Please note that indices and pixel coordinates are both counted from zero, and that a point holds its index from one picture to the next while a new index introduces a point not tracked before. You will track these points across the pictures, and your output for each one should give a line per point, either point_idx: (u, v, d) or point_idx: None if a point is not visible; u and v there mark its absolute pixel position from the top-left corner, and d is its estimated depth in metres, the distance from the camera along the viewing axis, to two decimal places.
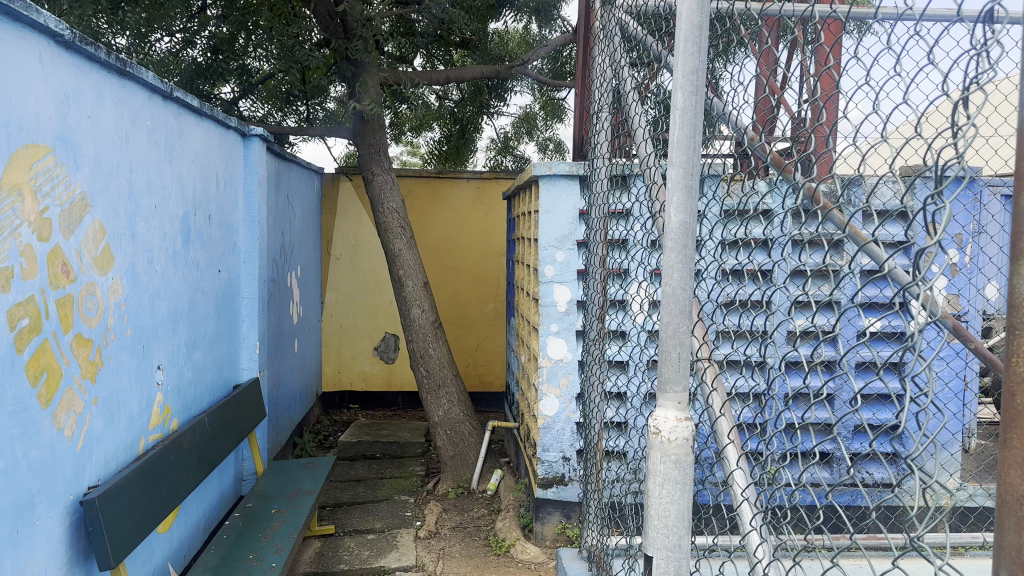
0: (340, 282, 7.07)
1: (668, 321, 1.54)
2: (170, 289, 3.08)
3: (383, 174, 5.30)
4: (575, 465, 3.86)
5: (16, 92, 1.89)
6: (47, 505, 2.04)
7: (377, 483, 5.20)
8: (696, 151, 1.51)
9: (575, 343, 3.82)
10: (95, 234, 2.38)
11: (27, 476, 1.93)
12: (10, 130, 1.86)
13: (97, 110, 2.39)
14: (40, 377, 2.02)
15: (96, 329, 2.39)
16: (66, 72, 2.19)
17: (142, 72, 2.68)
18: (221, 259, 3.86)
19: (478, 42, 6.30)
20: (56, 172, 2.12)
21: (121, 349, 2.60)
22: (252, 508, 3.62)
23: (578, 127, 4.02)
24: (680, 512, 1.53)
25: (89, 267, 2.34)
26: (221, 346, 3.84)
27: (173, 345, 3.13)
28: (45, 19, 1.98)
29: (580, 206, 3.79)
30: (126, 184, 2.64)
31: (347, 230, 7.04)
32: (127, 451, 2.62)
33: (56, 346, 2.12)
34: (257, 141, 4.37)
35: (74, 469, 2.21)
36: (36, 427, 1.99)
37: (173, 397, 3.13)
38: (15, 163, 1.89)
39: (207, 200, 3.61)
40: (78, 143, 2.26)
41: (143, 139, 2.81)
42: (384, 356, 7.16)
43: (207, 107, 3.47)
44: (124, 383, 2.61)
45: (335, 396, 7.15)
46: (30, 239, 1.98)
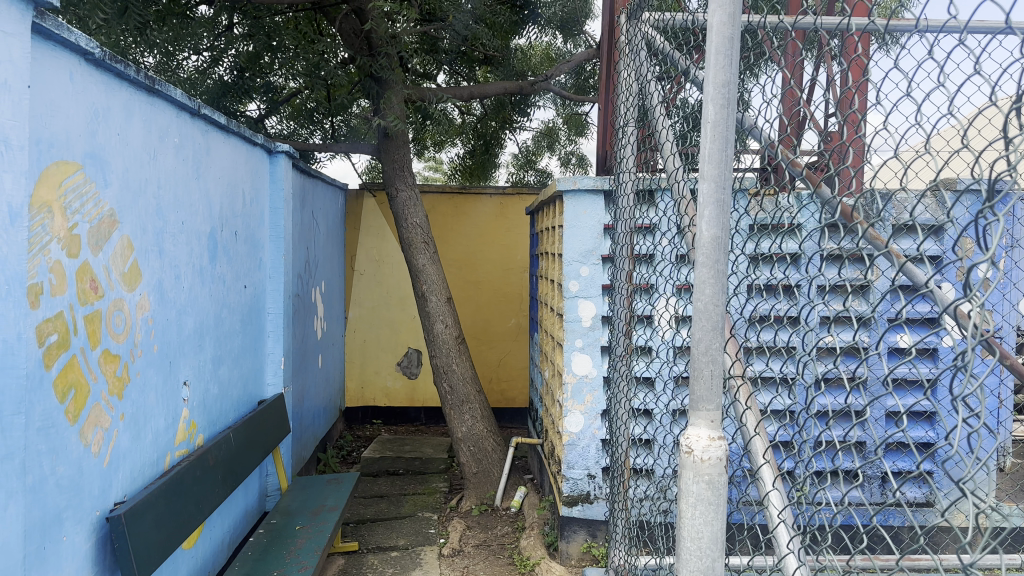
0: (364, 297, 7.09)
1: (701, 337, 1.50)
2: (197, 305, 3.10)
3: (407, 190, 5.31)
4: (600, 483, 3.79)
5: (46, 109, 1.91)
6: (74, 521, 2.03)
7: (400, 500, 5.18)
8: (729, 164, 1.47)
9: (601, 359, 3.78)
10: (123, 251, 2.39)
11: (54, 492, 1.93)
12: (41, 147, 1.88)
13: (126, 128, 2.41)
14: (68, 393, 2.02)
15: (123, 344, 2.39)
16: (97, 90, 2.21)
17: (170, 89, 2.69)
18: (247, 274, 3.88)
19: (501, 58, 6.34)
20: (85, 188, 2.13)
21: (148, 365, 2.60)
22: (276, 524, 3.60)
23: (602, 142, 3.99)
24: (714, 533, 1.48)
25: (117, 283, 2.34)
26: (247, 361, 3.85)
27: (200, 360, 3.13)
28: (76, 37, 1.99)
29: (605, 220, 3.76)
30: (154, 201, 2.65)
31: (371, 246, 7.06)
32: (152, 467, 2.62)
33: (84, 363, 2.12)
34: (284, 158, 4.39)
35: (100, 485, 2.20)
36: (63, 442, 1.99)
37: (199, 412, 3.13)
38: (45, 179, 1.90)
39: (234, 216, 3.64)
40: (107, 160, 2.28)
41: (171, 156, 2.83)
42: (407, 371, 7.15)
43: (234, 124, 3.50)
44: (151, 400, 2.62)
45: (359, 411, 7.15)
46: (60, 255, 1.98)
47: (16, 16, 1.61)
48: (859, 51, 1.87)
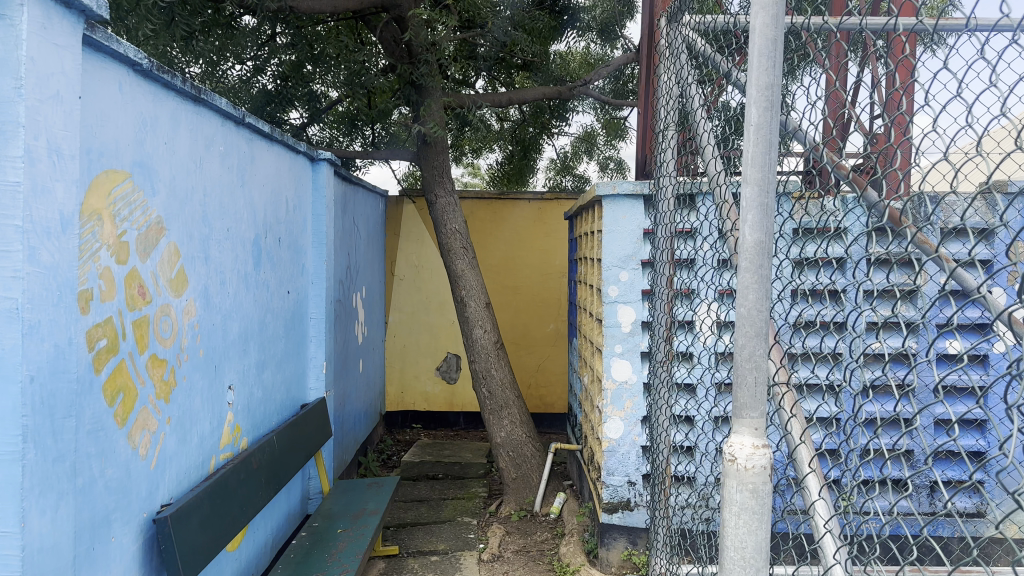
0: (403, 302, 7.14)
1: (744, 343, 1.47)
2: (241, 310, 3.15)
3: (447, 197, 5.34)
4: (641, 490, 3.75)
5: (96, 120, 1.95)
6: (122, 522, 2.08)
7: (440, 504, 5.19)
8: (773, 167, 1.44)
9: (640, 364, 3.74)
10: (170, 257, 2.44)
11: (103, 494, 1.97)
12: (92, 156, 1.93)
13: (172, 137, 2.46)
14: (117, 397, 2.06)
15: (170, 349, 2.44)
16: (145, 100, 2.26)
17: (216, 98, 2.74)
18: (291, 280, 3.93)
19: (540, 63, 6.32)
20: (134, 197, 2.18)
21: (194, 369, 2.64)
22: (318, 527, 3.64)
23: (641, 146, 3.96)
24: (758, 543, 1.45)
25: (164, 288, 2.39)
26: (290, 366, 3.90)
27: (245, 364, 3.19)
28: (125, 49, 2.04)
29: (644, 225, 3.73)
30: (200, 209, 2.70)
31: (411, 251, 7.11)
32: (198, 469, 2.66)
33: (133, 367, 2.17)
34: (326, 165, 4.45)
35: (148, 487, 2.25)
36: (112, 445, 2.04)
37: (243, 416, 3.18)
38: (96, 188, 1.95)
39: (277, 223, 3.69)
40: (155, 168, 2.33)
41: (217, 164, 2.88)
42: (446, 376, 7.16)
43: (278, 132, 3.55)
44: (197, 403, 2.66)
45: (399, 415, 7.20)
46: (109, 262, 2.03)
47: (68, 29, 1.65)
48: (907, 50, 1.80)
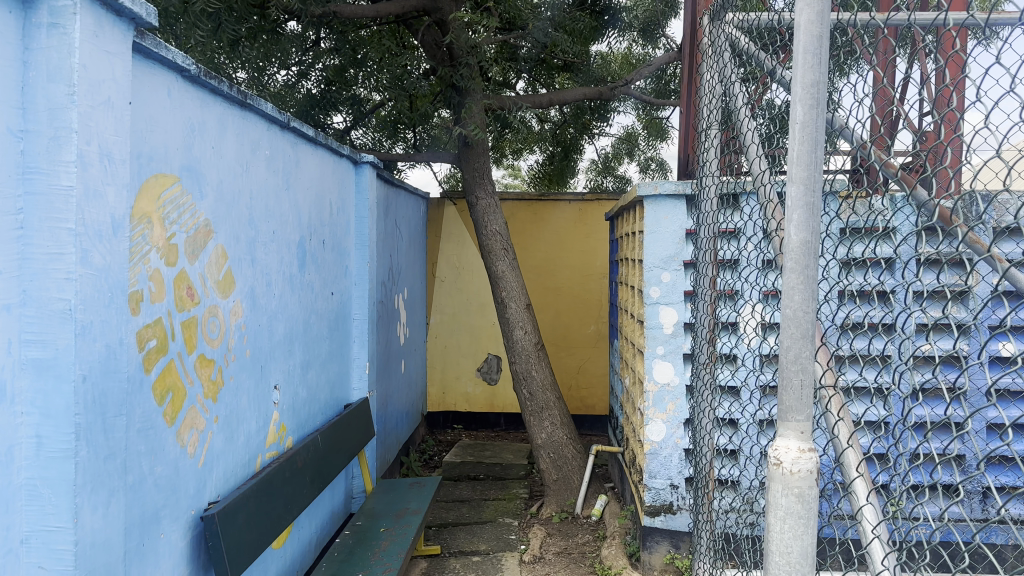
0: (444, 303, 7.18)
1: (789, 345, 1.44)
2: (287, 312, 3.20)
3: (487, 198, 5.35)
4: (684, 493, 3.72)
5: (145, 125, 2.00)
6: (171, 519, 2.12)
7: (481, 505, 5.21)
8: (819, 166, 1.41)
9: (683, 367, 3.70)
10: (218, 259, 2.49)
11: (152, 491, 2.02)
12: (141, 161, 1.97)
13: (220, 141, 2.51)
14: (166, 396, 2.11)
15: (218, 349, 2.48)
16: (193, 106, 2.31)
17: (262, 103, 2.79)
18: (334, 282, 3.98)
19: (581, 64, 6.33)
20: (182, 200, 2.23)
21: (241, 369, 2.69)
22: (361, 526, 3.68)
23: (684, 146, 3.92)
24: (804, 548, 1.42)
25: (212, 290, 2.44)
26: (334, 366, 3.95)
27: (290, 364, 3.23)
28: (173, 55, 2.08)
29: (687, 225, 3.69)
30: (246, 212, 2.75)
31: (451, 252, 7.15)
32: (244, 467, 2.71)
33: (182, 367, 2.22)
34: (368, 168, 4.50)
35: (196, 485, 2.29)
36: (161, 443, 2.08)
37: (288, 415, 3.23)
38: (145, 192, 2.00)
39: (321, 226, 3.74)
40: (203, 172, 2.38)
41: (263, 168, 2.93)
42: (487, 377, 7.18)
43: (322, 136, 3.60)
44: (244, 403, 2.71)
45: (440, 416, 7.24)
46: (159, 265, 2.08)
47: (119, 36, 1.69)
48: (959, 45, 1.75)
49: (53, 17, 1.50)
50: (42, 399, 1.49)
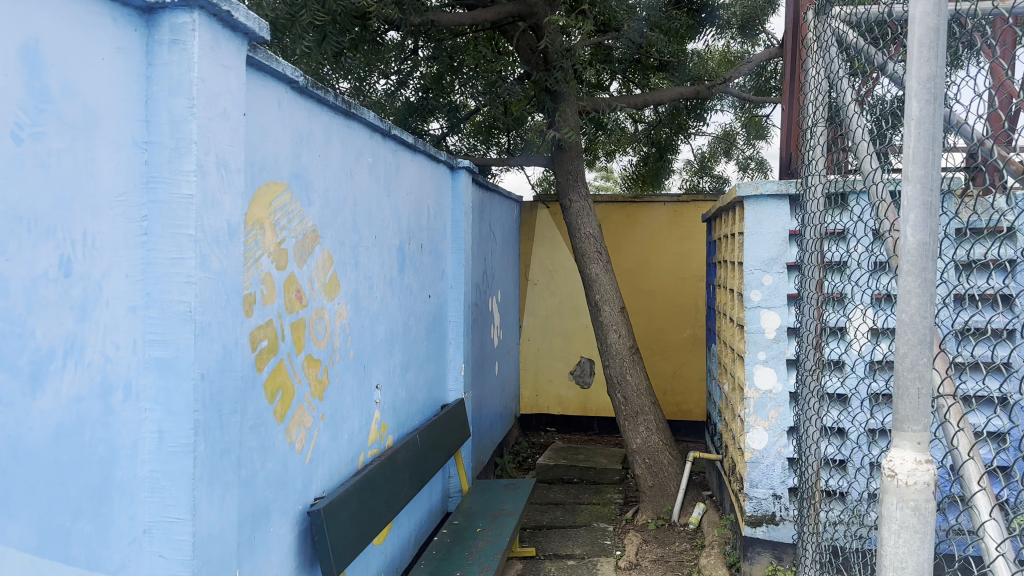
0: (537, 306, 7.20)
1: (905, 352, 1.37)
2: (387, 314, 3.28)
3: (582, 200, 5.33)
4: (786, 504, 3.59)
5: (258, 135, 2.09)
6: (280, 513, 2.21)
7: (576, 509, 5.18)
8: (937, 164, 1.34)
9: (786, 373, 3.59)
10: (324, 263, 2.58)
11: (263, 485, 2.11)
12: (254, 169, 2.06)
13: (326, 150, 2.60)
14: (276, 394, 2.20)
15: (324, 350, 2.57)
16: (301, 116, 2.40)
17: (365, 112, 2.87)
18: (432, 285, 4.05)
19: (677, 63, 6.22)
20: (292, 207, 2.32)
21: (345, 369, 2.78)
22: (458, 525, 3.73)
23: (786, 144, 3.80)
24: (920, 565, 1.35)
25: (319, 292, 2.53)
26: (431, 367, 4.02)
27: (390, 365, 3.31)
28: (283, 68, 2.17)
29: (790, 226, 3.57)
30: (350, 218, 2.84)
31: (544, 255, 7.16)
32: (347, 465, 2.79)
33: (291, 367, 2.31)
34: (465, 173, 4.56)
35: (303, 480, 2.38)
36: (272, 439, 2.17)
37: (389, 415, 3.31)
38: (258, 199, 2.09)
39: (420, 230, 3.82)
40: (311, 180, 2.47)
41: (366, 175, 3.02)
42: (580, 380, 7.15)
43: (421, 142, 3.67)
44: (347, 402, 2.79)
45: (533, 419, 7.26)
46: (271, 269, 2.17)
47: (233, 50, 1.75)
48: None
49: (174, 34, 1.55)
50: (164, 397, 1.56)
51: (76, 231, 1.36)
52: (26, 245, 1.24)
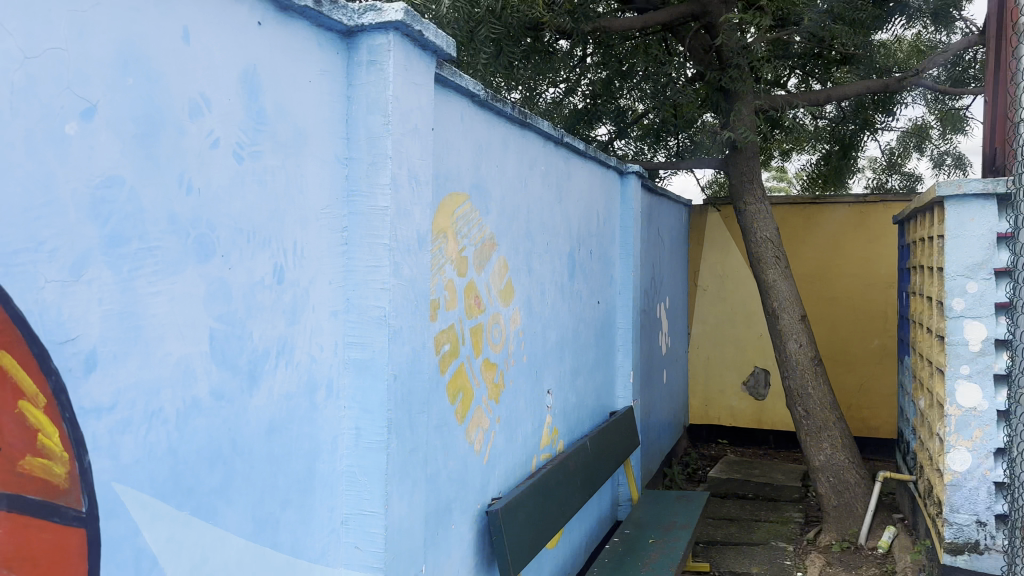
0: (708, 313, 6.99)
1: None
2: (558, 319, 3.31)
3: (756, 204, 5.12)
4: (994, 533, 3.25)
5: (443, 148, 2.18)
6: (460, 511, 2.28)
7: (751, 526, 4.97)
8: None
9: (995, 390, 3.25)
10: (500, 269, 2.64)
11: (446, 483, 2.19)
12: (439, 181, 2.15)
13: (502, 160, 2.67)
14: (457, 396, 2.28)
15: (500, 354, 2.64)
16: (481, 127, 2.48)
17: (539, 121, 2.92)
18: (601, 291, 4.05)
19: (862, 55, 5.71)
20: (472, 216, 2.40)
21: (519, 373, 2.83)
22: (630, 534, 3.69)
23: (991, 138, 3.45)
24: None
25: (495, 298, 2.60)
26: (600, 374, 4.01)
27: (561, 370, 3.34)
28: (467, 83, 2.24)
29: (999, 228, 3.24)
30: (525, 225, 2.90)
31: (715, 260, 6.94)
32: (522, 468, 2.84)
33: (470, 369, 2.38)
34: (634, 178, 4.52)
35: (481, 481, 2.45)
36: (453, 440, 2.25)
37: (560, 420, 3.33)
38: (442, 209, 2.18)
39: (589, 236, 3.82)
40: (488, 189, 2.54)
41: (539, 182, 3.07)
42: (754, 392, 6.85)
43: (591, 149, 3.69)
44: (521, 406, 2.84)
45: (704, 429, 7.05)
46: (453, 275, 2.26)
47: (423, 67, 1.80)
48: None
49: (372, 55, 1.60)
50: (361, 396, 1.63)
51: (287, 242, 1.42)
52: (245, 255, 1.29)
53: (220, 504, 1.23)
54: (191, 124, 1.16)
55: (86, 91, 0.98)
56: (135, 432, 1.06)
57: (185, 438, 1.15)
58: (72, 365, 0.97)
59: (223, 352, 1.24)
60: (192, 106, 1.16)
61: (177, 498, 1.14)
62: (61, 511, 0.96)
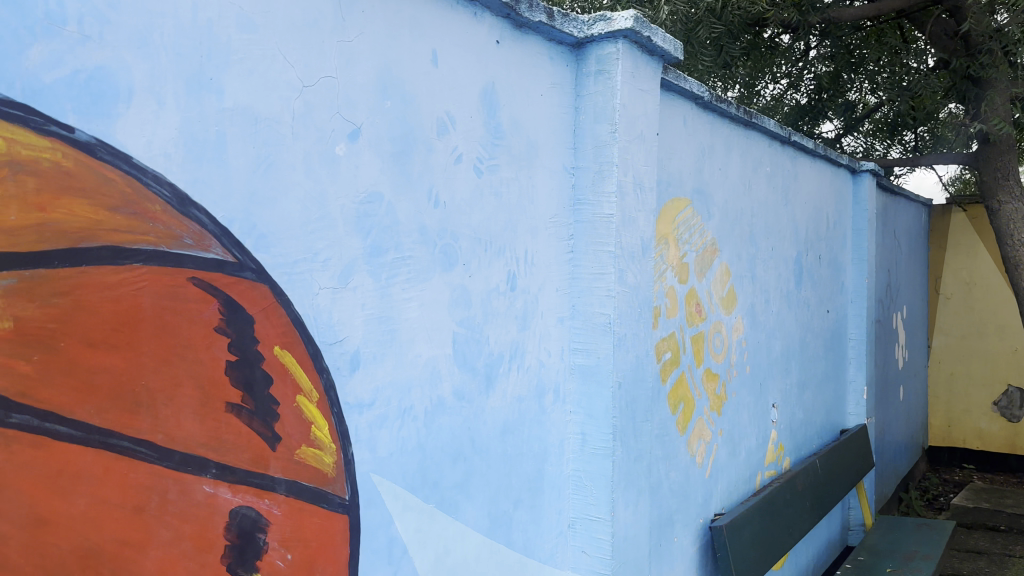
0: (951, 323, 6.24)
1: None
2: (784, 329, 3.14)
3: (1015, 202, 4.53)
4: None
5: (665, 153, 2.15)
6: (683, 524, 2.23)
7: (1008, 563, 4.42)
8: None
9: None
10: (722, 276, 2.56)
11: (668, 495, 2.15)
12: (662, 187, 2.12)
13: (726, 163, 2.58)
14: (679, 406, 2.24)
15: (722, 364, 2.55)
16: (704, 130, 2.41)
17: (764, 121, 2.79)
18: (830, 299, 3.79)
19: None
20: (693, 221, 2.34)
21: (742, 385, 2.72)
22: (864, 562, 3.42)
23: None
24: None
25: (717, 306, 2.52)
26: (829, 388, 3.75)
27: (787, 383, 3.17)
28: (691, 86, 2.18)
29: None
30: (748, 229, 2.78)
31: (960, 263, 6.18)
32: (745, 483, 2.73)
33: (692, 379, 2.33)
34: (868, 177, 4.18)
35: (703, 494, 2.38)
36: (676, 450, 2.21)
37: (786, 435, 3.16)
38: (664, 215, 2.15)
39: (818, 240, 3.59)
40: (711, 193, 2.47)
41: (763, 185, 2.93)
42: (1007, 414, 5.97)
43: (821, 147, 3.46)
44: (745, 418, 2.73)
45: (945, 452, 6.35)
46: (675, 282, 2.22)
47: (650, 73, 1.68)
48: None
49: (600, 65, 1.56)
50: (586, 402, 1.59)
51: (519, 251, 1.43)
52: (483, 263, 1.34)
53: (460, 499, 1.29)
54: (438, 140, 1.23)
55: (352, 115, 1.07)
56: (390, 427, 1.15)
57: (432, 434, 1.23)
58: (340, 364, 1.06)
59: (464, 354, 1.30)
60: (439, 124, 1.23)
61: (424, 491, 1.21)
62: (328, 499, 1.03)
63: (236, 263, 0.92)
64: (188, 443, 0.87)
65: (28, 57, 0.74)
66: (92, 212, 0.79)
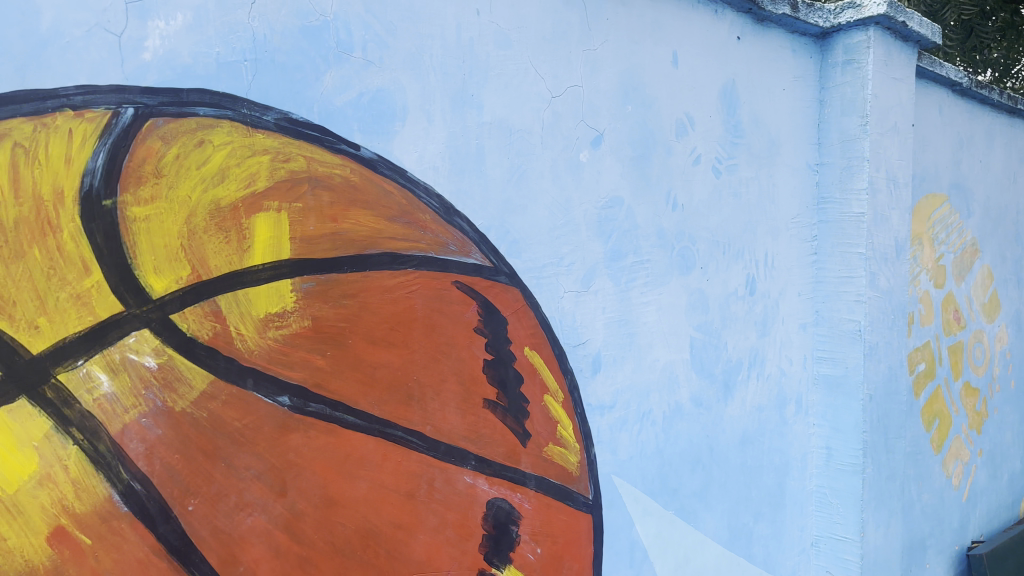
0: None
1: None
2: None
3: None
4: None
5: (918, 145, 1.96)
6: (937, 551, 2.03)
7: None
8: None
9: None
10: (984, 280, 2.29)
11: (920, 517, 1.96)
12: (914, 182, 1.94)
13: (989, 154, 2.30)
14: (933, 422, 2.03)
15: (983, 377, 2.29)
16: (963, 119, 2.17)
17: None
18: None
19: None
20: (951, 219, 2.12)
21: (1006, 401, 2.42)
22: None
23: None
24: None
25: (978, 312, 2.26)
26: None
27: None
28: (949, 71, 1.97)
29: None
30: (1014, 227, 2.47)
31: None
32: (1009, 511, 2.42)
33: (948, 394, 2.11)
34: None
35: (960, 520, 2.14)
36: (929, 470, 2.01)
37: None
38: (918, 213, 1.97)
39: None
40: (971, 189, 2.22)
41: None
42: None
43: None
44: (1009, 438, 2.43)
45: None
46: (929, 286, 2.02)
47: (905, 60, 1.54)
48: None
49: (848, 54, 1.46)
50: (832, 414, 1.49)
51: (759, 253, 1.37)
52: (721, 266, 1.30)
53: (699, 508, 1.26)
54: (678, 142, 1.21)
55: (596, 122, 1.10)
56: (631, 431, 1.15)
57: (671, 440, 1.21)
58: (583, 366, 1.08)
59: (701, 361, 1.27)
60: (678, 125, 1.22)
61: (663, 497, 1.19)
62: (574, 497, 1.05)
63: (492, 268, 0.98)
64: (452, 436, 0.93)
65: (322, 83, 0.84)
66: (373, 222, 0.88)
